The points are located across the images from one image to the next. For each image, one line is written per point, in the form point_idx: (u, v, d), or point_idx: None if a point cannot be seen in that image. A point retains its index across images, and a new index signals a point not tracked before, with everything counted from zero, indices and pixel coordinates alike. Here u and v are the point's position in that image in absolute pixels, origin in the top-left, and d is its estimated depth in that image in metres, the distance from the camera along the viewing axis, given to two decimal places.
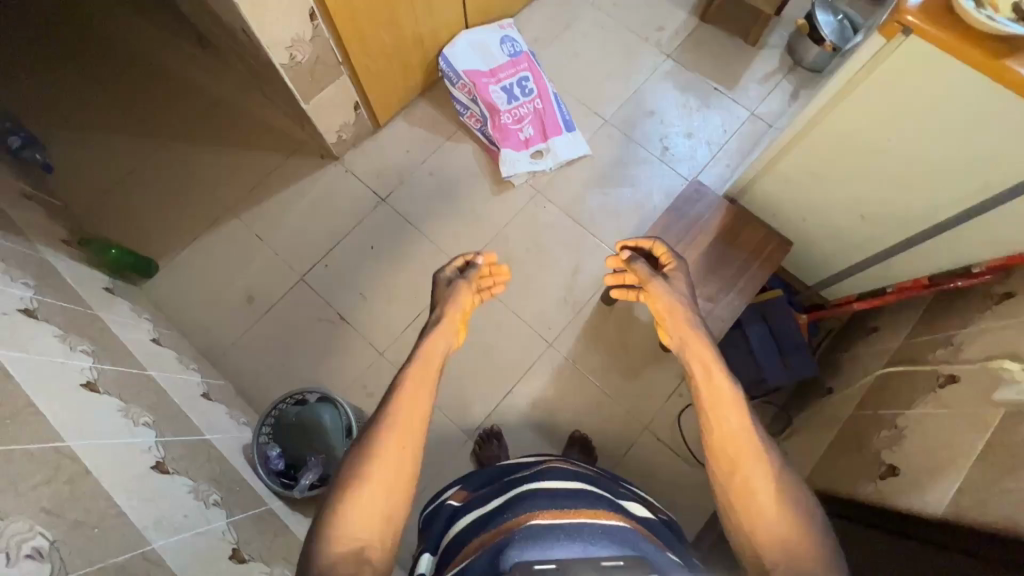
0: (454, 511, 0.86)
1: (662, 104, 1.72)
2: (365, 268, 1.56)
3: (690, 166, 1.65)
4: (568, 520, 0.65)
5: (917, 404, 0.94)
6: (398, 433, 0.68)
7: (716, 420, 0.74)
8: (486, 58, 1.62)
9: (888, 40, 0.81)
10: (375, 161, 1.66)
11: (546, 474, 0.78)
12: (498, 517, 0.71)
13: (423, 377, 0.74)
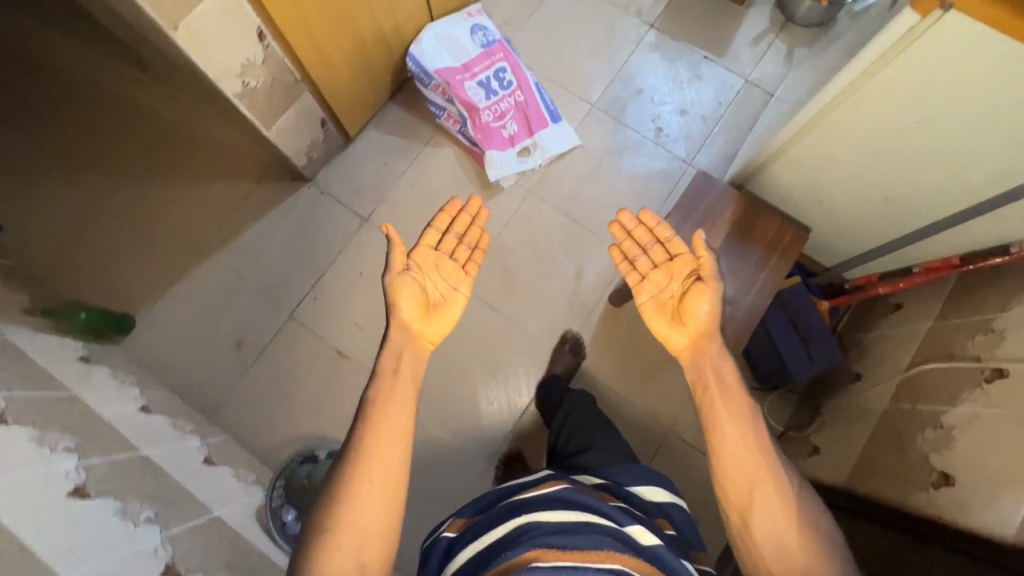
0: (450, 546, 0.83)
1: (650, 81, 1.60)
2: (357, 297, 1.47)
3: (686, 146, 1.55)
4: (568, 559, 0.67)
5: (963, 400, 0.89)
6: (375, 476, 0.73)
7: (725, 445, 0.78)
8: (457, 52, 1.48)
9: (925, 16, 0.71)
10: (352, 178, 1.54)
11: (548, 502, 0.79)
12: (502, 557, 0.72)
13: (395, 400, 0.81)
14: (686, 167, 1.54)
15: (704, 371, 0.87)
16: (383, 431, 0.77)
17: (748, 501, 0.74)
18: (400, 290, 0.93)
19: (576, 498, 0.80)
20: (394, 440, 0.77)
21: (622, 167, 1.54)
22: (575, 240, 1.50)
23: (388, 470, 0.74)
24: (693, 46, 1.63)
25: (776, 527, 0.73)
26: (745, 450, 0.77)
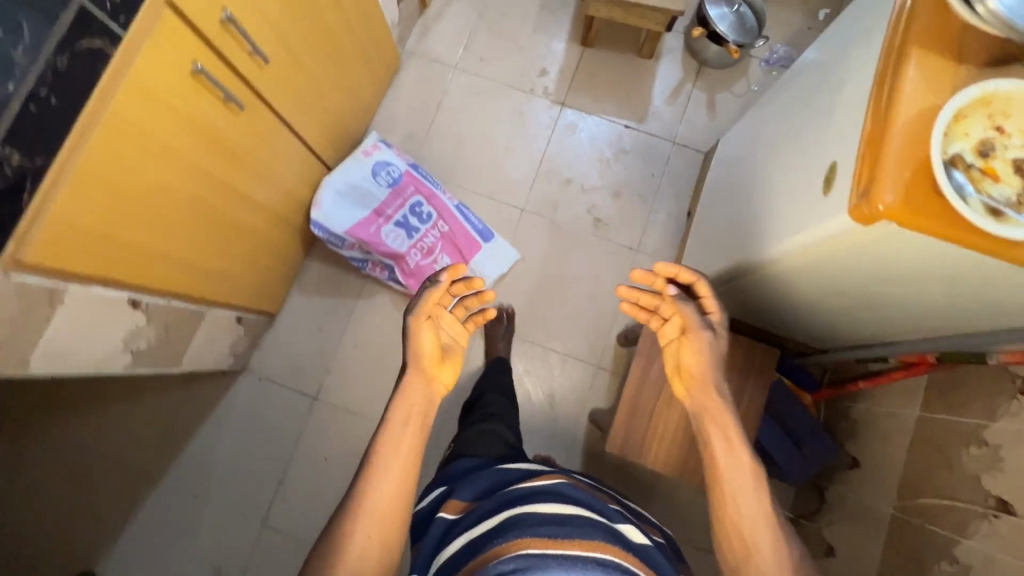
0: (447, 529, 0.80)
1: (576, 165, 1.50)
2: (329, 484, 1.37)
3: (629, 230, 1.47)
4: (561, 545, 0.65)
5: (973, 532, 0.87)
6: (376, 524, 0.67)
7: (733, 499, 0.74)
8: (364, 200, 1.34)
9: (866, 225, 0.62)
10: (290, 355, 1.42)
11: (543, 494, 0.77)
12: (492, 541, 0.70)
13: (403, 439, 0.72)
14: (634, 253, 1.46)
15: (712, 417, 0.81)
16: (393, 462, 0.70)
17: (746, 541, 0.72)
18: (422, 341, 0.79)
19: (570, 493, 0.78)
20: (399, 475, 0.69)
21: (568, 269, 1.45)
22: (540, 361, 1.43)
23: (396, 510, 0.68)
24: (611, 116, 1.52)
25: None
26: (752, 503, 0.74)
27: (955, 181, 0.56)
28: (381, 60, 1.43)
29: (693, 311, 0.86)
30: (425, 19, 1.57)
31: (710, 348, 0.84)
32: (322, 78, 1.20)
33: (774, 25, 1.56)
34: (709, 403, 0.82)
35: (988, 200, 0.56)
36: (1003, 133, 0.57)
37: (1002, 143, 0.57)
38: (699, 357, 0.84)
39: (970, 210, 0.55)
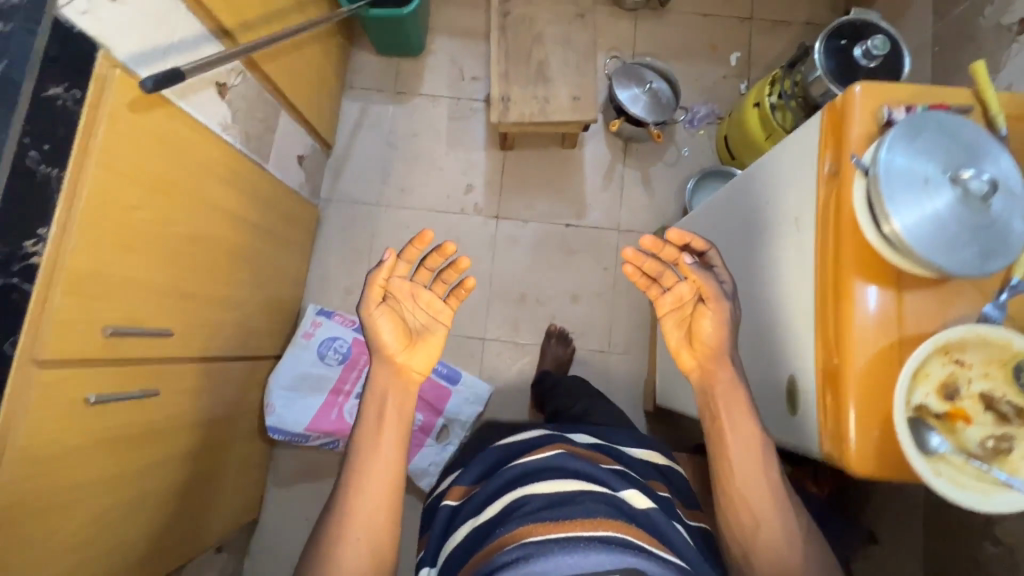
0: (453, 514, 0.80)
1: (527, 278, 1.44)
2: None
3: (596, 332, 1.42)
4: (563, 530, 0.62)
5: None
6: (372, 513, 0.67)
7: (745, 482, 0.72)
8: (318, 386, 1.28)
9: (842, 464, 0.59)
10: (283, 553, 1.35)
11: (545, 470, 0.74)
12: (494, 529, 0.68)
13: (378, 434, 0.70)
14: (606, 355, 1.42)
15: (724, 392, 0.74)
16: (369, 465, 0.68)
17: (749, 512, 0.71)
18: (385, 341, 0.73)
19: (573, 465, 0.74)
20: (381, 477, 0.68)
21: None
22: None
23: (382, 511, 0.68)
24: (550, 217, 1.46)
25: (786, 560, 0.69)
26: (757, 481, 0.72)
27: (926, 441, 0.52)
28: (298, 225, 1.35)
29: (716, 282, 0.72)
30: (334, 160, 1.48)
31: (727, 316, 0.73)
32: (241, 289, 1.11)
33: (688, 81, 1.51)
34: (719, 369, 0.75)
35: (969, 447, 0.52)
36: (962, 364, 0.53)
37: (964, 380, 0.53)
38: (716, 322, 0.74)
39: (954, 478, 0.50)
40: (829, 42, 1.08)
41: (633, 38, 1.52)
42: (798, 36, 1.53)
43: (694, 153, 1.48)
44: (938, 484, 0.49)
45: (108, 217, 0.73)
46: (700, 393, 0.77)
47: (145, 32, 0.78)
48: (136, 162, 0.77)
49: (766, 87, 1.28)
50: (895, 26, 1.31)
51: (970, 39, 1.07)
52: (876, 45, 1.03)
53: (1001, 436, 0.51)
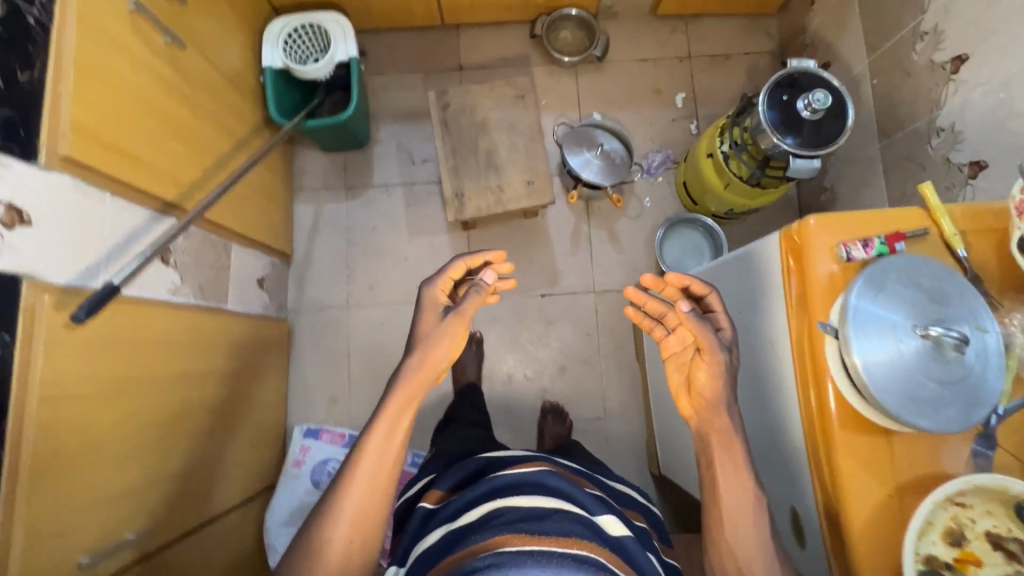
0: (427, 518, 0.79)
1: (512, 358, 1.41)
2: None
3: (590, 401, 1.40)
4: (537, 543, 0.63)
5: None
6: (370, 494, 0.67)
7: (726, 499, 0.68)
8: None
9: None
10: None
11: (527, 485, 0.74)
12: (467, 536, 0.68)
13: (391, 436, 0.69)
14: (604, 422, 1.40)
15: (723, 441, 0.69)
16: (373, 456, 0.67)
17: (735, 537, 0.67)
18: (443, 354, 0.73)
19: (551, 482, 0.75)
20: (383, 469, 0.68)
21: None
22: None
23: (377, 504, 0.67)
24: (524, 291, 1.44)
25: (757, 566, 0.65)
26: (748, 520, 0.67)
27: None
28: (269, 348, 1.30)
29: (711, 332, 0.68)
30: (295, 268, 1.44)
31: (721, 364, 0.69)
32: (219, 441, 1.07)
33: (639, 131, 1.51)
34: (714, 418, 0.70)
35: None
36: (963, 506, 0.60)
37: (966, 523, 0.60)
38: (711, 372, 0.69)
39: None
40: (772, 95, 1.08)
41: (577, 96, 1.51)
42: (738, 68, 1.53)
43: (656, 203, 1.47)
44: None
45: (63, 447, 0.69)
46: (697, 439, 0.73)
47: (80, 244, 0.74)
48: (82, 374, 0.73)
49: (716, 138, 1.27)
50: (831, 55, 1.32)
51: (906, 74, 1.08)
52: (818, 99, 1.03)
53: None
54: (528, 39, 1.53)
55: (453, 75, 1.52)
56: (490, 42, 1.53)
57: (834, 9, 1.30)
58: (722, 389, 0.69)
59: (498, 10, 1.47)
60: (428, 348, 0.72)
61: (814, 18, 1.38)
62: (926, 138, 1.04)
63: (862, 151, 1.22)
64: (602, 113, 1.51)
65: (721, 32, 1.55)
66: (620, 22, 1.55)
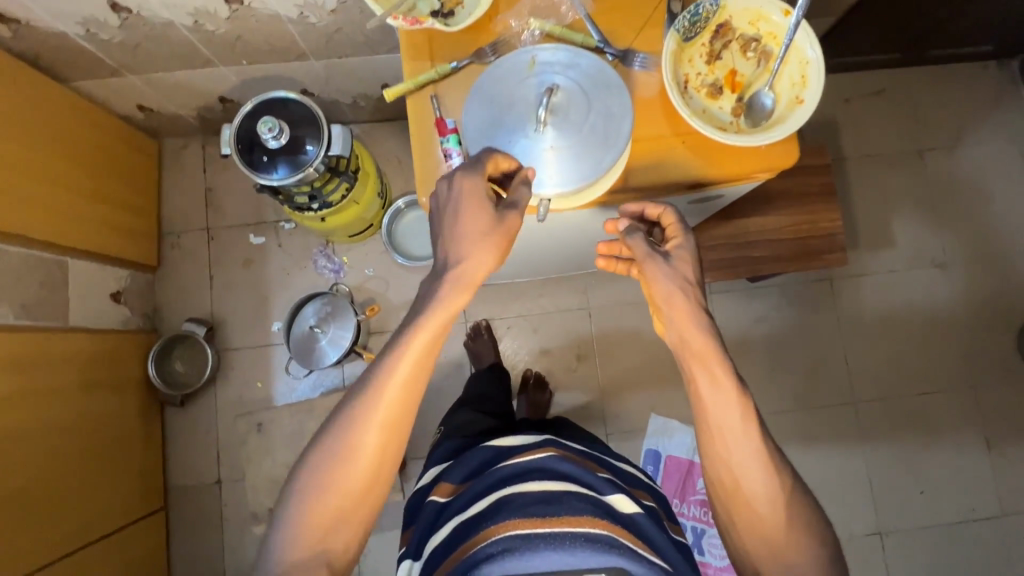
0: (440, 512, 0.81)
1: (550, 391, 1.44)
2: (940, 481, 1.42)
3: (573, 323, 1.47)
4: (550, 526, 0.66)
5: None
6: (388, 415, 0.58)
7: (701, 388, 0.61)
8: None
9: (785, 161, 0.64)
10: None
11: (533, 471, 0.76)
12: (477, 523, 0.71)
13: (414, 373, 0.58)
14: (593, 309, 1.47)
15: (695, 351, 0.61)
16: (395, 389, 0.58)
17: (730, 457, 0.61)
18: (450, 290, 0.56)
19: (562, 465, 0.77)
20: (403, 401, 0.59)
21: (639, 358, 1.46)
22: (734, 340, 1.46)
23: (385, 456, 0.60)
24: None
25: (741, 478, 0.61)
26: (745, 444, 0.61)
27: (762, 104, 0.57)
28: None
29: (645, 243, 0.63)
30: None
31: (667, 271, 0.61)
32: None
33: (292, 280, 1.44)
34: (682, 325, 0.61)
35: (758, 80, 0.58)
36: (685, 77, 0.59)
37: (700, 78, 0.59)
38: (660, 279, 0.61)
39: (791, 91, 0.57)
40: (260, 171, 1.06)
41: (253, 347, 1.41)
42: (221, 178, 1.47)
43: (373, 262, 1.44)
44: (796, 117, 0.56)
45: None
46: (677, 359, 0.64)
47: None
48: None
49: (305, 216, 1.22)
50: (211, 96, 1.27)
51: (240, 40, 1.07)
52: (267, 129, 1.03)
53: (744, 47, 0.59)
54: (182, 407, 1.38)
55: (227, 487, 1.36)
56: (187, 448, 1.38)
57: (155, 93, 1.24)
58: (680, 303, 0.61)
59: (146, 445, 1.31)
60: (469, 242, 0.53)
61: (166, 108, 1.32)
62: (308, 26, 1.04)
63: (322, 75, 1.22)
64: (275, 321, 1.42)
65: (180, 196, 1.46)
66: (165, 304, 1.43)
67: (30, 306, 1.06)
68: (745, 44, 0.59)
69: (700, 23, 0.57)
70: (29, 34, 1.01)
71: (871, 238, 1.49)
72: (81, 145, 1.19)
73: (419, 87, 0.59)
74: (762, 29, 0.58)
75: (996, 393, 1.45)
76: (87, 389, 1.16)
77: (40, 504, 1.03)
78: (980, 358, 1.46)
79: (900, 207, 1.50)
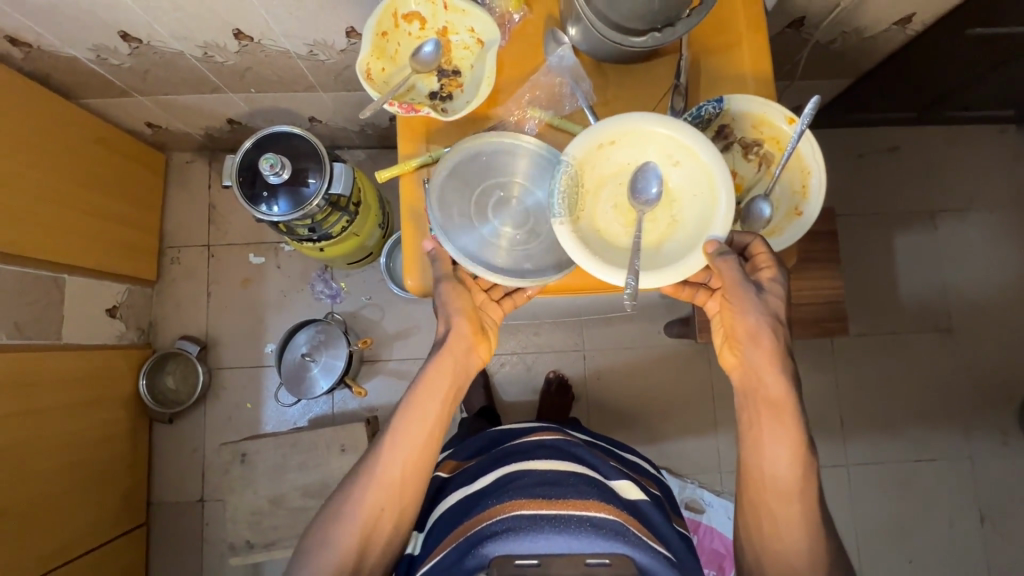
0: (443, 484, 0.83)
1: None
2: (929, 549, 1.40)
3: (565, 364, 1.45)
4: (555, 508, 0.67)
5: (842, 28, 0.98)
6: (410, 449, 0.64)
7: (766, 430, 0.61)
8: None
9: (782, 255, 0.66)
10: None
11: (539, 452, 0.78)
12: (484, 500, 0.72)
13: (437, 392, 0.65)
14: (586, 352, 1.46)
15: (770, 396, 0.60)
16: (418, 416, 0.64)
17: (782, 505, 0.61)
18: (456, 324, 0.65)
19: (568, 448, 0.80)
20: (425, 432, 0.64)
21: (631, 403, 1.44)
22: (728, 392, 1.45)
23: (417, 463, 0.64)
24: (456, 427, 1.42)
25: (773, 503, 0.61)
26: (796, 474, 0.60)
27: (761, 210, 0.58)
28: None
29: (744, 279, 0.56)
30: None
31: (757, 305, 0.57)
32: None
33: (288, 303, 1.44)
34: (763, 370, 0.60)
35: (758, 184, 0.60)
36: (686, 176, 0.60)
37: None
38: (750, 319, 0.58)
39: (791, 200, 0.58)
40: (261, 204, 1.06)
41: (245, 368, 1.41)
42: (225, 196, 1.46)
43: (370, 288, 1.44)
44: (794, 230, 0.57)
45: None
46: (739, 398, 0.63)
47: None
48: None
49: (305, 245, 1.21)
50: (220, 118, 1.27)
51: (248, 72, 1.07)
52: (267, 165, 1.02)
53: (745, 149, 0.60)
54: (170, 424, 1.38)
55: (210, 508, 1.36)
56: (173, 464, 1.38)
57: (164, 113, 1.24)
58: (767, 345, 0.58)
59: (132, 462, 1.31)
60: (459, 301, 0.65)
61: (175, 126, 1.32)
62: (317, 64, 1.04)
63: (329, 106, 1.22)
64: (268, 342, 1.42)
65: (183, 211, 1.47)
66: (161, 318, 1.43)
67: (23, 325, 1.07)
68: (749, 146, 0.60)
69: (702, 124, 0.58)
70: (40, 55, 1.01)
71: (875, 297, 1.47)
72: (86, 162, 1.19)
73: (411, 169, 0.65)
74: (766, 135, 0.59)
75: (992, 464, 1.42)
76: (74, 406, 1.16)
77: (21, 525, 1.03)
78: (977, 425, 1.44)
79: (905, 267, 1.48)
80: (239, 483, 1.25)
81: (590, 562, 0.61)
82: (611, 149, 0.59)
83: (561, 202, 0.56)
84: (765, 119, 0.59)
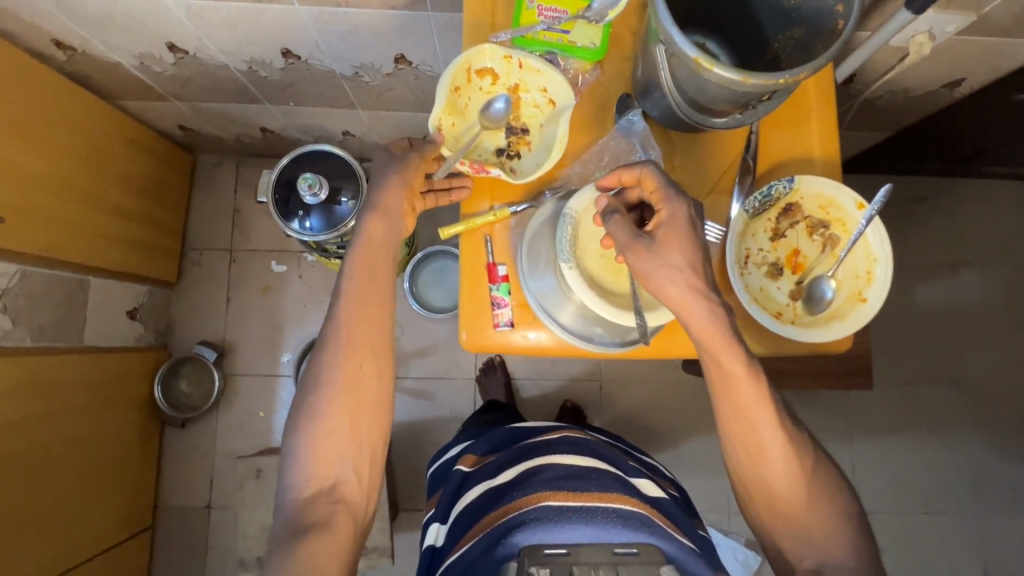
0: (465, 479, 0.81)
1: None
2: None
3: (580, 392, 1.45)
4: (580, 501, 0.66)
5: (891, 87, 0.98)
6: (353, 360, 0.62)
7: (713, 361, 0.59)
8: None
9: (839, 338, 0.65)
10: None
11: (563, 446, 0.77)
12: (507, 492, 0.70)
13: (370, 304, 0.64)
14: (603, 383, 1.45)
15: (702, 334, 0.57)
16: (353, 321, 0.63)
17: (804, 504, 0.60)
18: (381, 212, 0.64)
19: (586, 443, 0.78)
20: (365, 336, 0.63)
21: (644, 437, 1.44)
22: None
23: (364, 381, 0.62)
24: None
25: (757, 418, 0.59)
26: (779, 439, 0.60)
27: (822, 292, 0.59)
28: None
29: (629, 239, 0.56)
30: None
31: (655, 256, 0.55)
32: None
33: (308, 313, 1.43)
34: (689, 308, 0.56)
35: (822, 265, 0.60)
36: (747, 249, 0.61)
37: (762, 254, 0.61)
38: (650, 265, 0.55)
39: (854, 284, 0.59)
40: (295, 221, 1.05)
41: (260, 376, 1.41)
42: (250, 201, 1.46)
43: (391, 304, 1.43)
44: (856, 317, 0.57)
45: None
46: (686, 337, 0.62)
47: None
48: None
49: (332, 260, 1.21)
50: (253, 126, 1.26)
51: (289, 87, 1.07)
52: (305, 185, 1.01)
53: (810, 230, 0.61)
54: (182, 428, 1.37)
55: (216, 514, 1.36)
56: (181, 468, 1.37)
57: (198, 117, 1.23)
58: (672, 290, 0.55)
59: (142, 464, 1.31)
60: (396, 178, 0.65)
61: (206, 130, 1.31)
62: (359, 84, 1.04)
63: (365, 123, 1.21)
64: (284, 350, 1.42)
65: (207, 213, 1.46)
66: (179, 319, 1.42)
67: (47, 328, 1.06)
68: (815, 227, 0.61)
69: (768, 202, 0.60)
70: (83, 59, 1.00)
71: (893, 346, 1.47)
72: (117, 165, 1.18)
73: (474, 228, 0.65)
74: (833, 217, 0.60)
75: (1000, 520, 1.43)
76: (92, 408, 1.15)
77: (34, 528, 1.03)
78: (987, 479, 1.44)
79: (925, 317, 1.48)
80: (249, 494, 1.24)
81: (618, 551, 0.58)
82: (600, 212, 0.62)
83: (568, 252, 0.59)
84: (832, 202, 0.60)
